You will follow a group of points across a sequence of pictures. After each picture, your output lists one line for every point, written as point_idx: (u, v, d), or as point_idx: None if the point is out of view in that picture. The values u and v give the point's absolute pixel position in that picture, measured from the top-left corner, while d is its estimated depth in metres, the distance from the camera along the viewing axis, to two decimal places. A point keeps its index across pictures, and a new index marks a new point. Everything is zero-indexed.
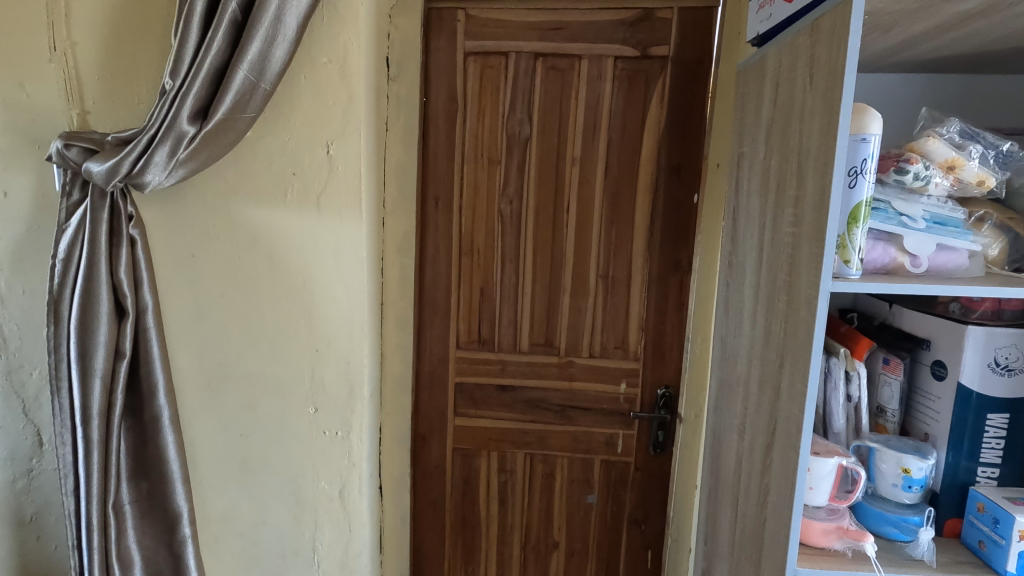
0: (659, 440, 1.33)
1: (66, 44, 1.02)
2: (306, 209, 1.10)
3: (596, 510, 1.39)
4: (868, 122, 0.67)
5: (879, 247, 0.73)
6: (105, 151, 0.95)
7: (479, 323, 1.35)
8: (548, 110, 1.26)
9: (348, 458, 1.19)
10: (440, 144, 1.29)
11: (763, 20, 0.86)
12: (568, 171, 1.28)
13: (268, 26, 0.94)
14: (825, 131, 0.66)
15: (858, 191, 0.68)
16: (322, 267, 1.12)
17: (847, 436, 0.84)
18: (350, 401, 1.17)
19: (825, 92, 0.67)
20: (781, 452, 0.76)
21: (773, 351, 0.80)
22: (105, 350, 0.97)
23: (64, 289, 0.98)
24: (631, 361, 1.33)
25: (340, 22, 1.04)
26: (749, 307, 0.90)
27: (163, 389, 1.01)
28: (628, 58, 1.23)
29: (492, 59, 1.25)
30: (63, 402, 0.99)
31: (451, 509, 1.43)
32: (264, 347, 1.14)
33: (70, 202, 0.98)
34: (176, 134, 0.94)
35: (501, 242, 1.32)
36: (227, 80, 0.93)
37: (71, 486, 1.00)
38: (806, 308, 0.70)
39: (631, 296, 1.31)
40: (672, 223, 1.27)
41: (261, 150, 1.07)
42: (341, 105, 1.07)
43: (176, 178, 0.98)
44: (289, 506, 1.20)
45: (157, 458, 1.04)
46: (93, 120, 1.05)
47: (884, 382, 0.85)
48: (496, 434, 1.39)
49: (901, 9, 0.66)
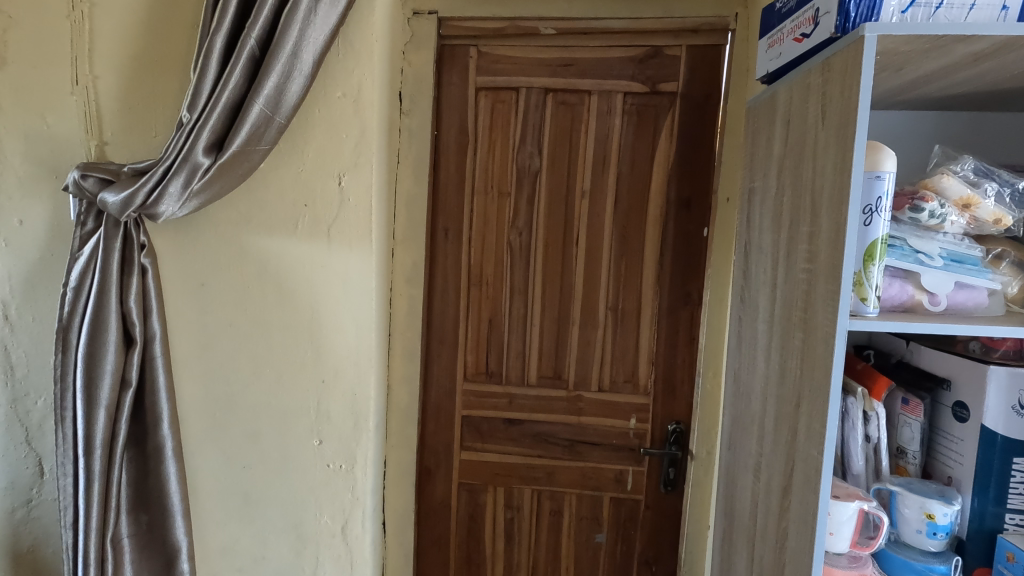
0: (670, 477, 1.30)
1: (88, 78, 1.05)
2: (317, 239, 1.10)
3: (605, 549, 1.35)
4: (882, 160, 0.66)
5: (896, 284, 0.73)
6: (121, 182, 0.97)
7: (487, 355, 1.34)
8: (559, 143, 1.27)
9: (352, 491, 1.16)
10: (450, 176, 1.30)
11: (772, 58, 0.87)
12: (577, 205, 1.28)
13: (285, 61, 0.96)
14: (839, 168, 0.66)
15: (873, 229, 0.67)
16: (330, 296, 1.12)
17: (867, 478, 0.82)
18: (355, 432, 1.15)
19: (838, 129, 0.67)
20: (799, 494, 0.73)
21: (789, 388, 0.78)
22: (111, 378, 0.97)
23: (73, 317, 0.98)
24: (641, 396, 1.31)
25: (354, 58, 1.07)
26: (763, 344, 0.89)
27: (167, 419, 1.00)
28: (637, 94, 1.25)
29: (503, 94, 1.27)
30: (67, 430, 0.98)
31: (455, 547, 1.39)
32: (271, 377, 1.13)
33: (84, 231, 0.99)
34: (191, 165, 0.95)
35: (511, 274, 1.31)
36: (243, 113, 0.95)
37: (70, 518, 0.99)
38: (823, 346, 0.69)
39: (641, 330, 1.30)
40: (682, 257, 1.26)
41: (274, 181, 1.08)
42: (354, 138, 1.08)
43: (189, 209, 0.99)
44: (290, 541, 1.17)
45: (158, 490, 1.02)
46: (111, 151, 1.07)
47: (903, 422, 0.83)
48: (502, 469, 1.36)
49: (913, 49, 0.66)
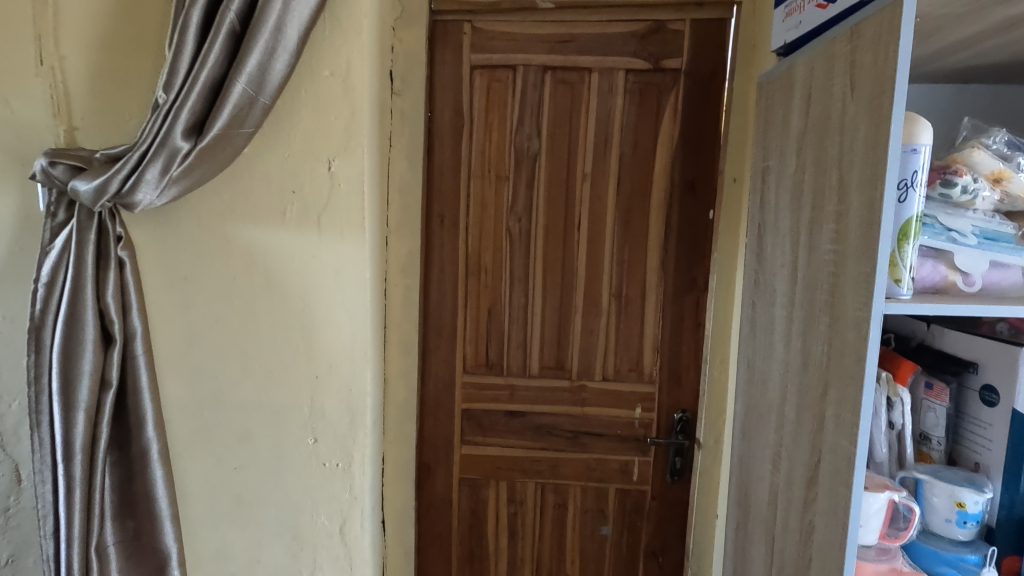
0: (676, 467, 1.27)
1: (54, 58, 0.97)
2: (307, 228, 1.04)
3: (611, 541, 1.32)
4: (919, 132, 0.62)
5: (928, 265, 0.69)
6: (93, 169, 0.90)
7: (487, 346, 1.29)
8: (558, 125, 1.22)
9: (349, 490, 1.11)
10: (446, 160, 1.24)
11: (791, 28, 0.83)
12: (578, 187, 1.23)
13: (268, 37, 0.89)
14: (872, 142, 0.62)
15: (908, 206, 0.63)
16: (323, 289, 1.05)
17: (891, 466, 0.79)
18: (351, 430, 1.10)
19: (871, 99, 0.63)
20: (826, 486, 0.70)
21: (813, 376, 0.74)
22: (90, 379, 0.90)
23: (46, 315, 0.91)
24: (647, 385, 1.27)
25: (342, 35, 1.00)
26: (781, 330, 0.85)
27: (151, 421, 0.95)
28: (639, 72, 1.20)
29: (500, 73, 1.21)
30: (43, 436, 0.92)
31: (457, 543, 1.35)
32: (262, 375, 1.07)
33: (55, 223, 0.92)
34: (169, 150, 0.88)
35: (510, 261, 1.26)
36: (224, 93, 0.89)
37: (49, 528, 0.93)
38: (854, 331, 0.65)
39: (646, 317, 1.26)
40: (687, 240, 1.22)
41: (260, 167, 1.02)
42: (343, 119, 1.02)
43: (168, 198, 0.92)
44: (285, 544, 1.12)
45: (145, 495, 0.96)
46: (81, 137, 0.99)
47: (927, 407, 0.80)
48: (504, 463, 1.32)
49: (950, 13, 0.62)
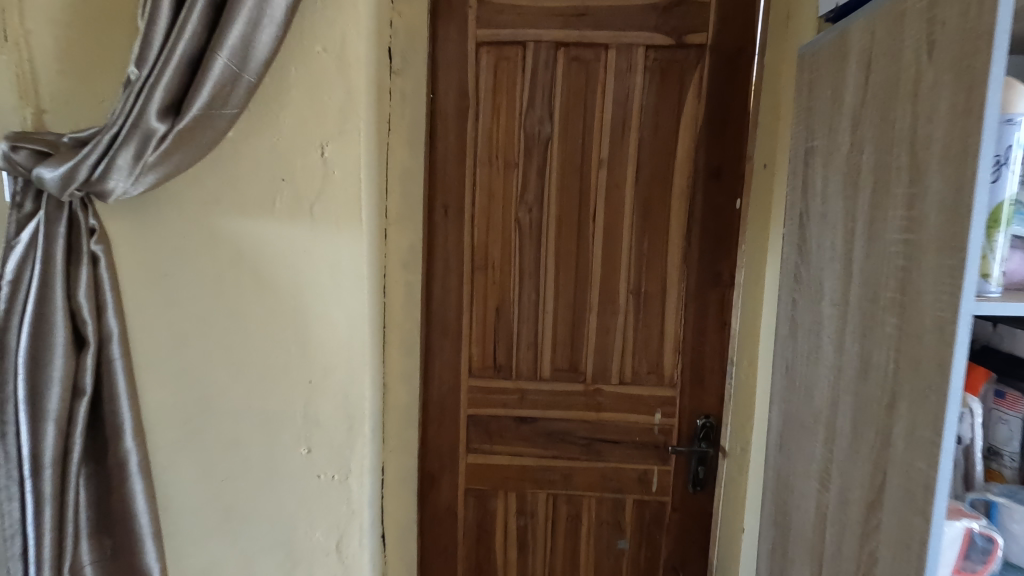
0: (698, 476, 1.18)
1: (19, 33, 0.87)
2: (298, 219, 0.95)
3: (628, 555, 1.23)
4: (1016, 100, 0.53)
5: (1017, 256, 0.59)
6: (60, 154, 0.80)
7: (495, 347, 1.20)
8: (572, 106, 1.12)
9: (347, 504, 1.03)
10: (450, 145, 1.14)
11: None
12: (593, 175, 1.14)
13: (252, 5, 0.79)
14: (960, 113, 0.53)
15: (1001, 188, 0.53)
16: (317, 286, 0.97)
17: (958, 486, 0.70)
18: (349, 439, 1.02)
19: (957, 62, 0.53)
20: (894, 512, 0.61)
21: (874, 384, 0.65)
22: (60, 387, 0.81)
23: (11, 316, 0.81)
24: (667, 388, 1.18)
25: (336, 5, 0.90)
26: (830, 331, 0.75)
27: (129, 430, 0.85)
28: (660, 48, 1.09)
29: (508, 50, 1.11)
30: (9, 449, 0.82)
31: (463, 557, 1.26)
32: (251, 381, 0.98)
33: (21, 214, 0.82)
34: (143, 132, 0.79)
35: (520, 255, 1.17)
36: (204, 69, 0.79)
37: (16, 551, 0.82)
38: (933, 335, 0.55)
39: (666, 314, 1.16)
40: (712, 232, 1.13)
41: (246, 152, 0.92)
42: (338, 100, 0.92)
43: (144, 187, 0.82)
44: (278, 562, 1.03)
45: (121, 514, 0.87)
46: (51, 121, 0.89)
47: (998, 419, 0.71)
48: (513, 473, 1.22)
49: None
